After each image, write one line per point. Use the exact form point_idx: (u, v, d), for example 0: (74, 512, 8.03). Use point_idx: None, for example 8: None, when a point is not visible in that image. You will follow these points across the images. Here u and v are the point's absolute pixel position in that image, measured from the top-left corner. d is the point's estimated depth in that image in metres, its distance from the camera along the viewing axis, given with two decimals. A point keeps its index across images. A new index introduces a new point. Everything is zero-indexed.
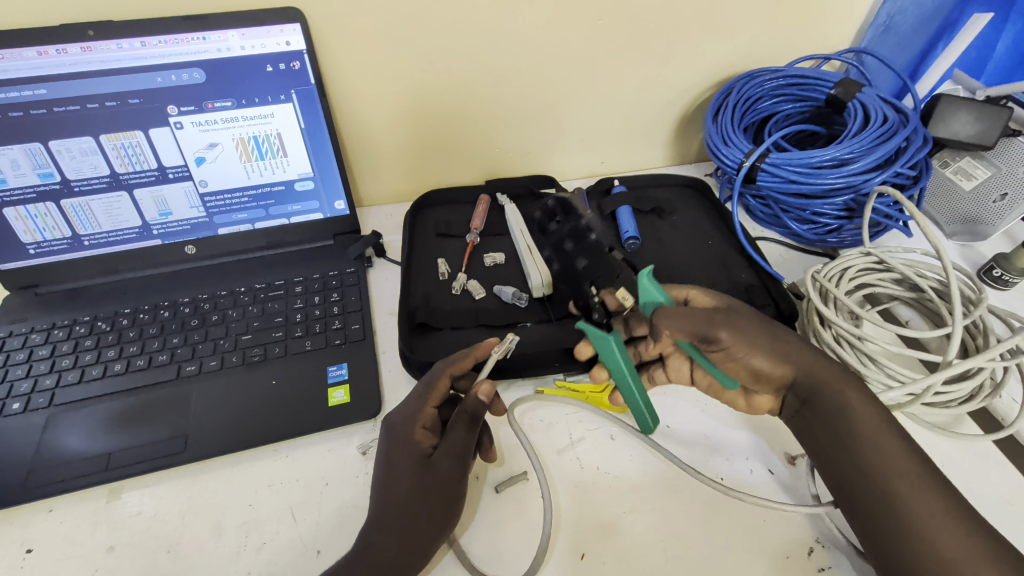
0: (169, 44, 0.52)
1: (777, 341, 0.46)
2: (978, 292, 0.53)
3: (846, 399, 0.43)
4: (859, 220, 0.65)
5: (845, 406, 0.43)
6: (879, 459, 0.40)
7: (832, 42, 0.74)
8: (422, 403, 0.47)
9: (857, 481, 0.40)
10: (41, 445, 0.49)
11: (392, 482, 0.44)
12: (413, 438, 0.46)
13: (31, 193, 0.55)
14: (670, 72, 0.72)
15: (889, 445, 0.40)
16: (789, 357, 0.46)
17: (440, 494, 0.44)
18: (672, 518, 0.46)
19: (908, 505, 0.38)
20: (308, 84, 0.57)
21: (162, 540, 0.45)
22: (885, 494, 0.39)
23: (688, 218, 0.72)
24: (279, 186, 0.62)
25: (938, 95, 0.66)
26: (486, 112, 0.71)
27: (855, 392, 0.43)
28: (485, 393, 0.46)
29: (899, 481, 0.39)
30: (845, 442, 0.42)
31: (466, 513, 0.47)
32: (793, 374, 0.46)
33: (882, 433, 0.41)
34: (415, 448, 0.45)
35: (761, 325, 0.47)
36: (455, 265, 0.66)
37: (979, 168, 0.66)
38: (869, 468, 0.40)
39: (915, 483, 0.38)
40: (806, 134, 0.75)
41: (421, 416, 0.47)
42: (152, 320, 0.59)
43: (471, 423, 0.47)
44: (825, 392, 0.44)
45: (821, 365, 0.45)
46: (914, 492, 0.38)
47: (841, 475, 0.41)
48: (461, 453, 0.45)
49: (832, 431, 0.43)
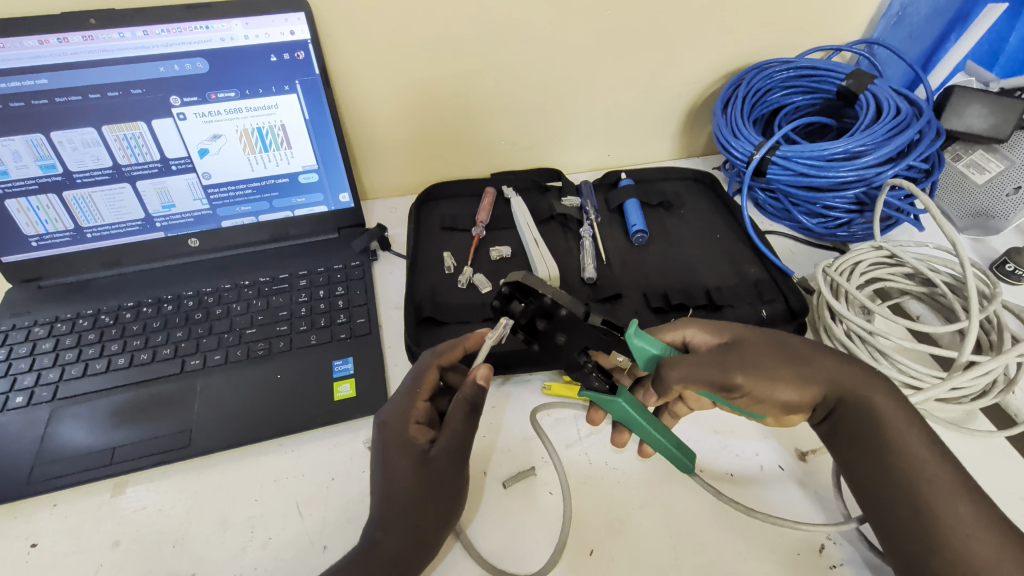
0: (171, 33, 0.51)
1: (798, 363, 0.44)
2: (993, 288, 0.53)
3: (876, 403, 0.42)
4: (870, 214, 0.64)
5: (874, 410, 0.42)
6: (907, 466, 0.39)
7: (843, 33, 0.73)
8: (411, 400, 0.46)
9: (883, 485, 0.40)
10: (45, 439, 0.49)
11: (395, 481, 0.43)
12: (409, 436, 0.44)
13: (32, 185, 0.54)
14: (678, 63, 0.71)
15: (918, 449, 0.40)
16: (813, 377, 0.44)
17: (444, 492, 0.43)
18: (682, 515, 0.46)
19: (937, 511, 0.37)
20: (313, 75, 0.56)
21: (168, 536, 0.45)
22: (912, 499, 0.38)
23: (697, 212, 0.71)
24: (283, 178, 0.61)
25: (952, 86, 0.65)
26: (492, 104, 0.70)
27: (883, 396, 0.42)
28: (485, 377, 0.46)
29: (927, 486, 0.38)
30: (872, 448, 0.41)
31: (471, 508, 0.46)
32: (822, 392, 0.44)
33: (909, 437, 0.40)
34: (413, 447, 0.44)
35: (773, 352, 0.44)
36: (460, 259, 0.65)
37: (992, 161, 0.65)
38: (897, 472, 0.39)
39: (945, 489, 0.38)
40: (816, 127, 0.74)
41: (413, 413, 0.46)
42: (156, 313, 0.58)
43: (470, 415, 0.46)
44: (852, 400, 0.43)
45: (846, 372, 0.44)
46: (944, 497, 0.37)
47: (869, 480, 0.41)
48: (460, 448, 0.44)
49: (859, 438, 0.42)
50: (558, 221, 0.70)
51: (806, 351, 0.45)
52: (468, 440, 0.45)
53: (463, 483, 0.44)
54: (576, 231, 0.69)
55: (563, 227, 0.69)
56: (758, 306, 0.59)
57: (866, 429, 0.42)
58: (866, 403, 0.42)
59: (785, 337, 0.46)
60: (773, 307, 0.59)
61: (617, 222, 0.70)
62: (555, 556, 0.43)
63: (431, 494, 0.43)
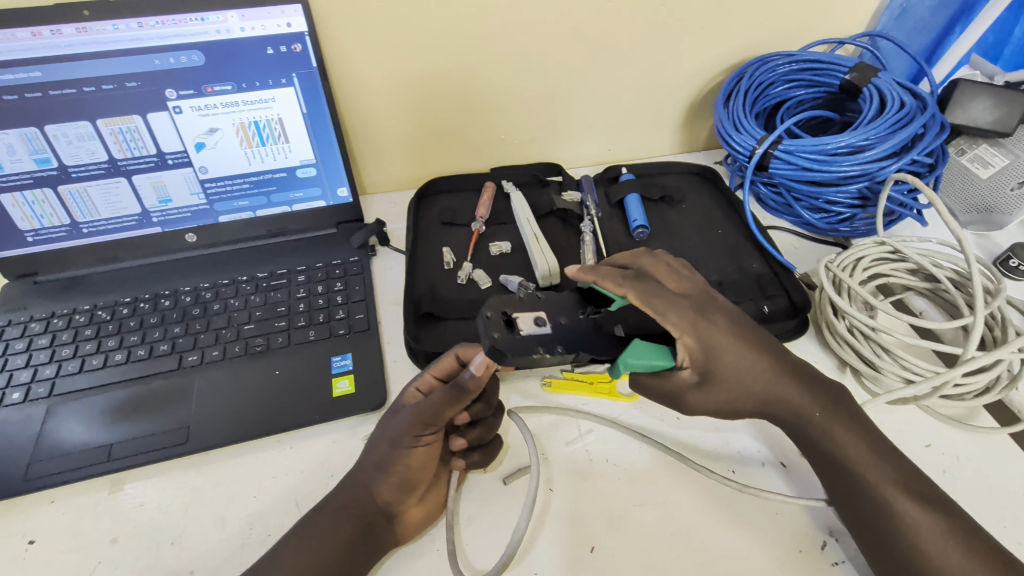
0: (166, 24, 0.50)
1: (760, 374, 0.44)
2: (997, 283, 0.52)
3: (829, 404, 0.43)
4: (873, 209, 0.64)
5: (829, 411, 0.43)
6: (861, 465, 0.40)
7: (846, 26, 0.72)
8: (423, 370, 0.47)
9: (843, 503, 0.41)
10: (41, 436, 0.48)
11: (368, 466, 0.44)
12: (404, 402, 0.46)
13: (27, 179, 0.54)
14: (681, 57, 0.70)
15: (868, 449, 0.41)
16: (775, 388, 0.44)
17: (417, 462, 0.44)
18: (683, 511, 0.45)
19: (893, 508, 0.38)
20: (310, 67, 0.55)
21: (166, 533, 0.44)
22: (872, 501, 0.39)
23: (698, 207, 0.71)
24: (280, 173, 0.60)
25: (956, 80, 0.64)
26: (491, 97, 0.70)
27: (837, 412, 0.43)
28: (483, 370, 0.43)
29: (880, 484, 0.39)
30: (829, 466, 0.42)
31: (451, 490, 0.45)
32: (783, 399, 0.44)
33: (860, 437, 0.42)
34: (400, 415, 0.45)
35: (744, 368, 0.44)
36: (460, 254, 0.65)
37: (997, 155, 0.64)
38: (864, 484, 0.40)
39: (904, 501, 0.38)
40: (818, 121, 0.73)
41: (421, 380, 0.47)
42: (152, 309, 0.58)
43: (449, 396, 0.43)
44: (806, 401, 0.44)
45: (799, 377, 0.45)
46: (903, 510, 0.38)
47: (831, 482, 0.42)
48: (422, 415, 0.43)
49: (816, 440, 0.43)
50: (559, 216, 0.69)
51: (766, 374, 0.44)
52: (437, 417, 0.43)
53: (413, 452, 0.43)
54: (577, 226, 0.68)
55: (563, 221, 0.69)
56: (760, 302, 0.59)
57: (823, 447, 0.42)
58: (822, 421, 0.43)
59: (752, 363, 0.44)
60: (774, 303, 0.59)
61: (619, 217, 0.70)
62: (511, 552, 0.42)
63: (403, 478, 0.43)
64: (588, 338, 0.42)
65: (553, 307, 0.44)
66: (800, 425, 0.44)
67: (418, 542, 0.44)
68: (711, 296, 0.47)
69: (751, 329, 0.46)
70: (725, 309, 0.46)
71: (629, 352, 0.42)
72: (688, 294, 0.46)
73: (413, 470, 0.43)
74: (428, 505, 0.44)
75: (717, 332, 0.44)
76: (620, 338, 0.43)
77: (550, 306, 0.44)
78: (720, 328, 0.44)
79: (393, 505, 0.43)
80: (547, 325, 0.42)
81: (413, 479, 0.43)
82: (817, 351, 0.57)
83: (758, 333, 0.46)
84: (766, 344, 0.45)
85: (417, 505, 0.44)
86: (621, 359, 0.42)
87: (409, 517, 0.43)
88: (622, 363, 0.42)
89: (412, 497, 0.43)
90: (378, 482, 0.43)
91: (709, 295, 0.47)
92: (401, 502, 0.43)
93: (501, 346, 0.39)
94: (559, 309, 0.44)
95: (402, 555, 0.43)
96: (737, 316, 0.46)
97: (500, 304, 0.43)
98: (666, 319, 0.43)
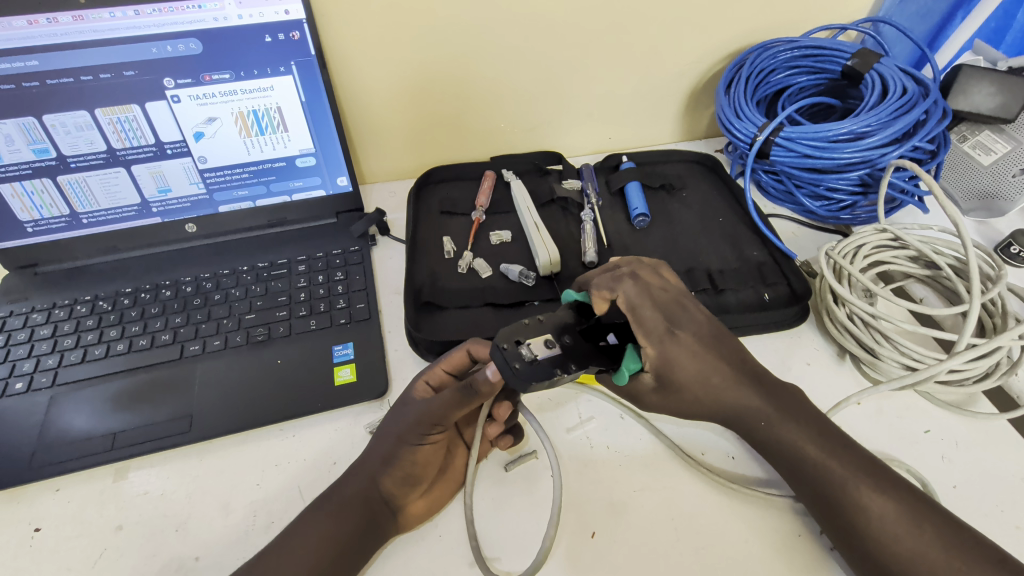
0: (164, 12, 0.50)
1: (711, 380, 0.43)
2: (997, 269, 0.52)
3: (778, 403, 0.42)
4: (874, 196, 0.64)
5: (778, 410, 0.42)
6: (813, 464, 0.40)
7: (850, 12, 0.72)
8: (434, 362, 0.48)
9: (807, 498, 0.41)
10: (46, 424, 0.49)
11: (366, 458, 0.45)
12: (410, 393, 0.47)
13: (27, 169, 0.54)
14: (681, 44, 0.70)
15: (820, 443, 0.40)
16: (725, 395, 0.43)
17: (421, 457, 0.45)
18: (680, 496, 0.46)
19: (856, 500, 0.38)
20: (309, 55, 0.55)
21: (170, 519, 0.45)
22: (833, 496, 0.39)
23: (699, 195, 0.71)
24: (280, 162, 0.60)
25: (959, 66, 0.64)
26: (489, 85, 0.69)
27: (782, 414, 0.42)
28: (497, 375, 0.43)
29: (839, 479, 0.39)
30: (786, 467, 0.41)
31: (472, 460, 0.44)
32: (737, 407, 0.43)
33: (807, 432, 0.41)
34: (408, 406, 0.47)
35: (710, 372, 0.43)
36: (461, 243, 0.65)
37: (999, 142, 0.64)
38: (823, 481, 0.39)
39: (858, 486, 0.38)
40: (820, 107, 0.73)
41: (429, 372, 0.48)
42: (154, 299, 0.58)
43: (458, 397, 0.43)
44: (756, 403, 0.42)
45: (749, 373, 0.43)
46: (859, 498, 0.38)
47: (795, 484, 0.41)
48: (429, 415, 0.44)
49: (768, 444, 0.42)
50: (559, 205, 0.69)
51: (717, 388, 0.43)
52: (444, 417, 0.44)
53: (418, 449, 0.45)
54: (577, 215, 0.68)
55: (564, 210, 0.69)
56: (761, 289, 0.59)
57: (777, 453, 0.42)
58: (767, 428, 0.42)
59: (707, 379, 0.43)
60: (775, 290, 0.59)
61: (619, 205, 0.70)
62: (546, 548, 0.41)
63: (404, 475, 0.44)
64: (593, 352, 0.43)
65: (558, 325, 0.44)
66: (751, 433, 0.43)
67: (422, 530, 0.44)
68: (682, 306, 0.45)
69: (714, 341, 0.44)
70: (693, 321, 0.44)
71: (630, 356, 0.43)
72: (662, 305, 0.45)
73: (417, 465, 0.44)
74: (433, 498, 0.45)
75: (679, 348, 0.43)
76: (612, 346, 0.44)
77: (554, 325, 0.44)
78: (683, 343, 0.43)
79: (397, 498, 0.43)
80: (556, 346, 0.42)
81: (417, 474, 0.44)
82: (818, 338, 0.57)
83: (718, 345, 0.44)
84: (722, 351, 0.44)
85: (420, 498, 0.44)
86: (624, 364, 0.43)
87: (411, 510, 0.44)
88: (626, 368, 0.43)
89: (414, 491, 0.44)
90: (382, 475, 0.44)
91: (682, 305, 0.45)
92: (403, 496, 0.43)
93: (526, 374, 0.40)
94: (563, 327, 0.44)
95: (407, 540, 0.44)
96: (705, 327, 0.44)
97: (512, 332, 0.43)
98: (638, 317, 0.44)
